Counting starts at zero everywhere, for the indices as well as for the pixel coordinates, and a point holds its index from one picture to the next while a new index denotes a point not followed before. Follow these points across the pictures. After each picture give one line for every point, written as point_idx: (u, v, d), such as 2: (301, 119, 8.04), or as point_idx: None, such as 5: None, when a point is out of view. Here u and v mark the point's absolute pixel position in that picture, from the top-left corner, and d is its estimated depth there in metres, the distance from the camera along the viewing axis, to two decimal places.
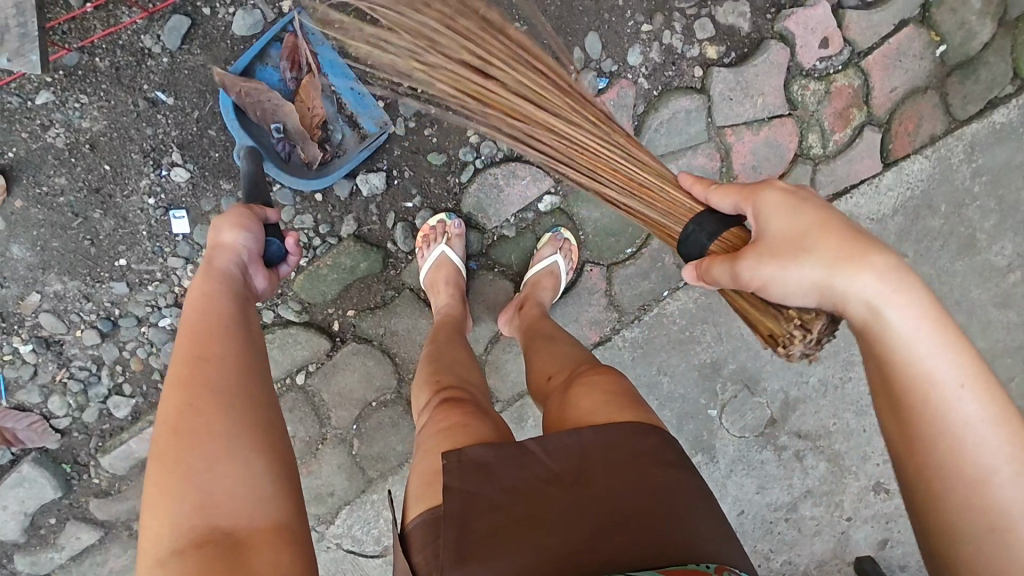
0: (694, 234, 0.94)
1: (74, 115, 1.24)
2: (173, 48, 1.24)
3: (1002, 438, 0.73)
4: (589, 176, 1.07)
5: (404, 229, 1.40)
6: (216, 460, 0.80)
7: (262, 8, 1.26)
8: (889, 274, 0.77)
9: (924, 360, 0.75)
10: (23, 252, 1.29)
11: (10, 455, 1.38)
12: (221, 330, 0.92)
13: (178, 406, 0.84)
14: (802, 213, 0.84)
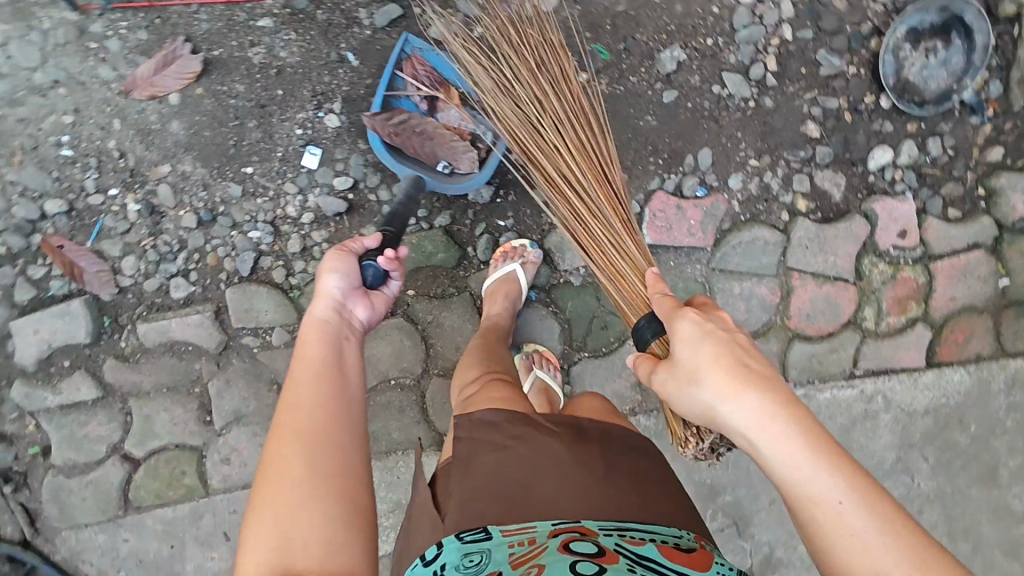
0: (642, 329, 1.07)
1: (279, 44, 1.47)
2: (379, 27, 1.49)
3: (891, 552, 0.73)
4: (582, 236, 1.28)
5: (487, 241, 1.53)
6: (296, 505, 0.91)
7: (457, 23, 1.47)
8: (771, 404, 0.82)
9: (806, 493, 0.78)
10: (177, 130, 1.47)
11: (65, 290, 1.47)
12: (316, 380, 1.05)
13: (273, 454, 0.97)
14: (703, 336, 0.90)
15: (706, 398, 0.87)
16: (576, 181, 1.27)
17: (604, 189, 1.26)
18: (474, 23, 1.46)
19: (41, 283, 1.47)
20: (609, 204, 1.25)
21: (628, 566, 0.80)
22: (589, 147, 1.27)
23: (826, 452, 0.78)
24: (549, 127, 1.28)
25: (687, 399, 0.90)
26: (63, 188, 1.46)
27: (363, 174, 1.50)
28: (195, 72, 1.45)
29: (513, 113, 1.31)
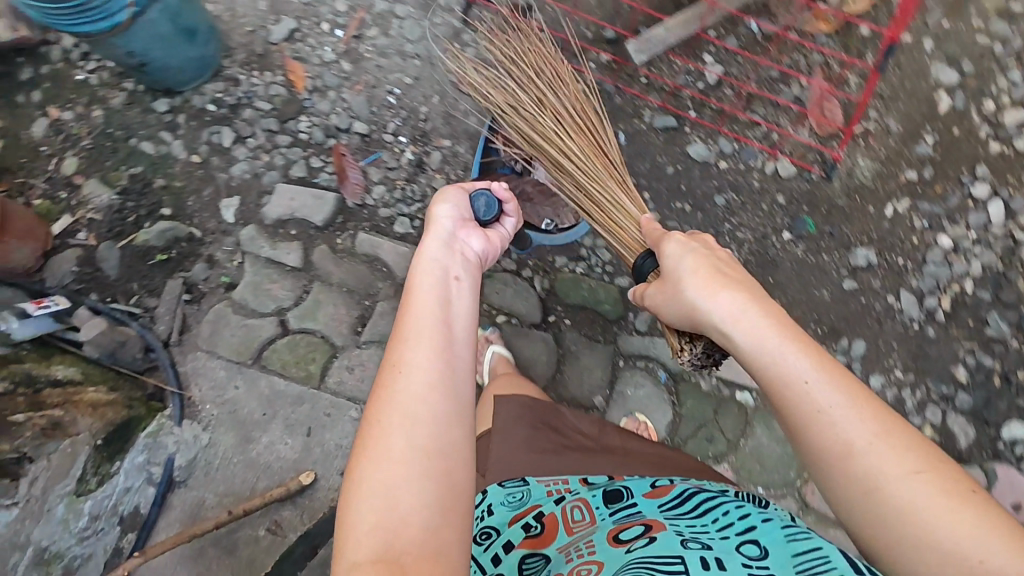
0: (644, 265, 1.28)
1: None
2: (656, 127, 1.79)
3: (862, 419, 0.80)
4: (585, 201, 1.49)
5: (648, 317, 1.72)
6: (398, 480, 0.79)
7: (714, 153, 1.78)
8: (748, 298, 0.97)
9: (775, 368, 0.89)
10: (471, 123, 1.87)
11: (327, 184, 1.82)
12: (424, 328, 0.92)
13: (374, 413, 0.85)
14: (687, 250, 1.09)
15: (689, 294, 1.03)
16: (575, 159, 1.49)
17: (597, 158, 1.48)
18: (723, 160, 1.78)
19: (315, 171, 1.83)
20: (602, 167, 1.47)
21: (676, 531, 0.88)
22: (582, 126, 1.51)
23: (800, 341, 0.89)
24: (548, 116, 1.53)
25: (673, 301, 1.08)
26: (372, 119, 1.87)
27: None
28: None
29: (520, 117, 1.57)
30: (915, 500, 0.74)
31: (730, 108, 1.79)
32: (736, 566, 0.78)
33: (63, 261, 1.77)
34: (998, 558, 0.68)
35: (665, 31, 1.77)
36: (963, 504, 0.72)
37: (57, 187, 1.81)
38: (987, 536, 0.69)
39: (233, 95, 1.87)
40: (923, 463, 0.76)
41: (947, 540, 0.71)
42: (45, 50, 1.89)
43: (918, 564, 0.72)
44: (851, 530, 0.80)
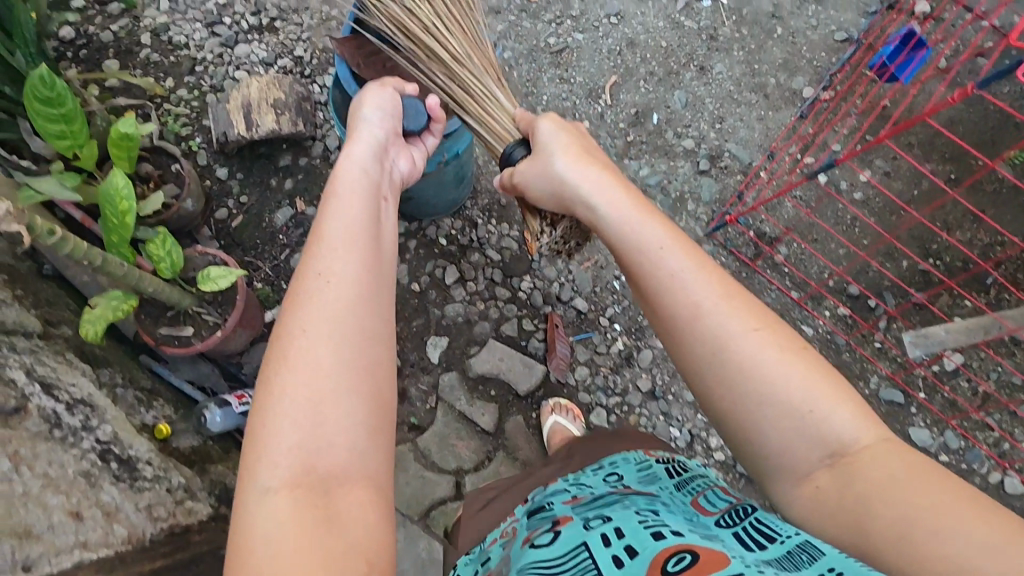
0: (512, 152, 1.21)
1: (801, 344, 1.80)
2: (881, 396, 1.73)
3: (729, 309, 0.86)
4: (451, 87, 1.36)
5: None
6: (322, 397, 0.76)
7: (937, 444, 1.71)
8: (613, 179, 1.04)
9: (632, 238, 0.95)
10: None
11: (536, 351, 1.81)
12: (344, 239, 0.88)
13: (290, 327, 0.80)
14: (562, 133, 1.11)
15: (556, 169, 1.06)
16: (453, 51, 1.35)
17: (478, 59, 1.36)
18: (942, 452, 1.70)
19: (526, 334, 1.83)
20: (483, 67, 1.36)
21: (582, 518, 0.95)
22: (462, 24, 1.37)
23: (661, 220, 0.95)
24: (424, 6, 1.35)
25: (542, 173, 1.10)
26: (592, 298, 1.87)
27: None
28: None
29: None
30: (764, 366, 0.83)
31: (965, 404, 1.72)
32: (632, 528, 0.84)
33: (265, 351, 1.79)
34: (835, 412, 0.80)
35: (944, 333, 1.71)
36: (798, 363, 0.83)
37: (280, 276, 1.87)
38: (826, 395, 0.81)
39: (468, 236, 1.92)
40: (758, 321, 0.85)
41: (796, 396, 0.81)
42: (308, 143, 1.97)
43: (767, 408, 0.82)
44: (712, 402, 0.87)
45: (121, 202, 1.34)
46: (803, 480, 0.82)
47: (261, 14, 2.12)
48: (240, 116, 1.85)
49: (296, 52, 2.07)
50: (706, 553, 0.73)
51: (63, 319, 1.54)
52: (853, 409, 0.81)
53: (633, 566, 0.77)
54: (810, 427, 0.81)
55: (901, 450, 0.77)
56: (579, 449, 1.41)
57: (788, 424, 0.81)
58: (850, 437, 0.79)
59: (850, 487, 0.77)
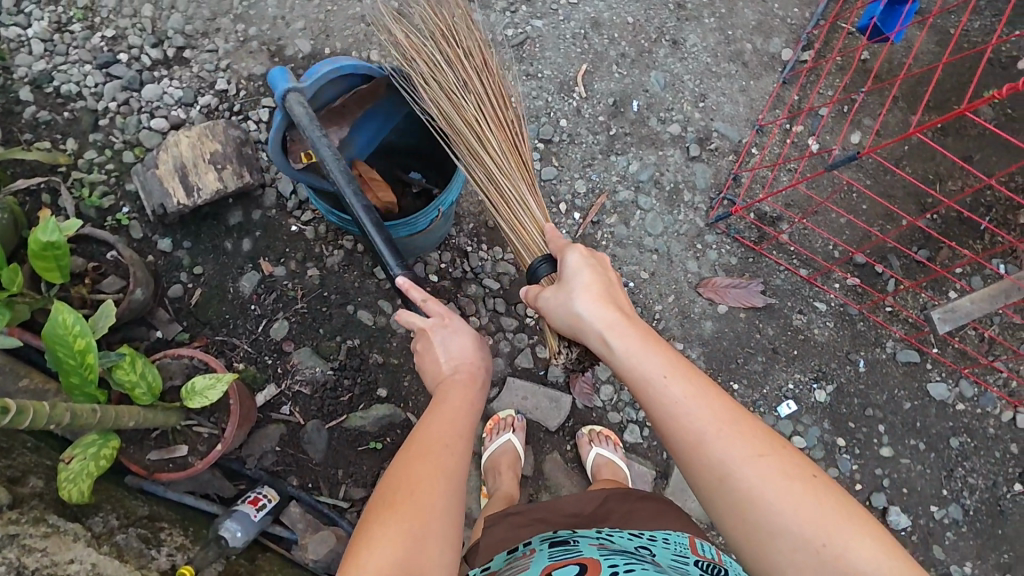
0: (538, 267, 1.23)
1: (816, 321, 1.79)
2: (897, 358, 1.78)
3: (731, 437, 0.83)
4: (491, 193, 1.38)
5: None
6: (428, 533, 0.77)
7: (953, 394, 1.78)
8: (616, 319, 0.99)
9: (639, 380, 0.92)
10: (707, 328, 1.77)
11: (557, 380, 1.72)
12: (459, 411, 0.94)
13: (416, 472, 0.82)
14: (585, 263, 1.09)
15: (576, 305, 1.04)
16: (495, 158, 1.36)
17: (513, 157, 1.36)
18: (958, 401, 1.78)
19: (542, 362, 1.73)
20: (516, 169, 1.35)
21: None
22: (503, 122, 1.36)
23: (664, 353, 0.92)
24: (468, 96, 1.37)
25: (561, 308, 1.07)
26: None
27: (812, 444, 1.75)
28: (751, 304, 1.78)
29: (441, 91, 1.38)
30: (780, 503, 0.79)
31: (974, 352, 1.79)
32: None
33: (265, 438, 1.60)
34: (854, 549, 0.76)
35: (969, 304, 1.70)
36: (815, 497, 0.79)
37: (261, 351, 1.66)
38: (844, 531, 0.77)
39: (460, 268, 1.76)
40: (769, 448, 0.83)
41: (810, 529, 0.78)
42: (258, 193, 1.72)
43: (783, 541, 0.79)
44: (727, 533, 0.84)
45: (76, 339, 1.14)
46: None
47: (164, 43, 1.80)
48: (175, 182, 1.59)
49: (219, 85, 1.78)
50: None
51: (24, 469, 1.28)
52: (873, 545, 0.76)
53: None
54: (830, 564, 0.77)
55: None
56: (627, 501, 1.15)
57: (806, 558, 0.78)
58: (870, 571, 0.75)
59: None
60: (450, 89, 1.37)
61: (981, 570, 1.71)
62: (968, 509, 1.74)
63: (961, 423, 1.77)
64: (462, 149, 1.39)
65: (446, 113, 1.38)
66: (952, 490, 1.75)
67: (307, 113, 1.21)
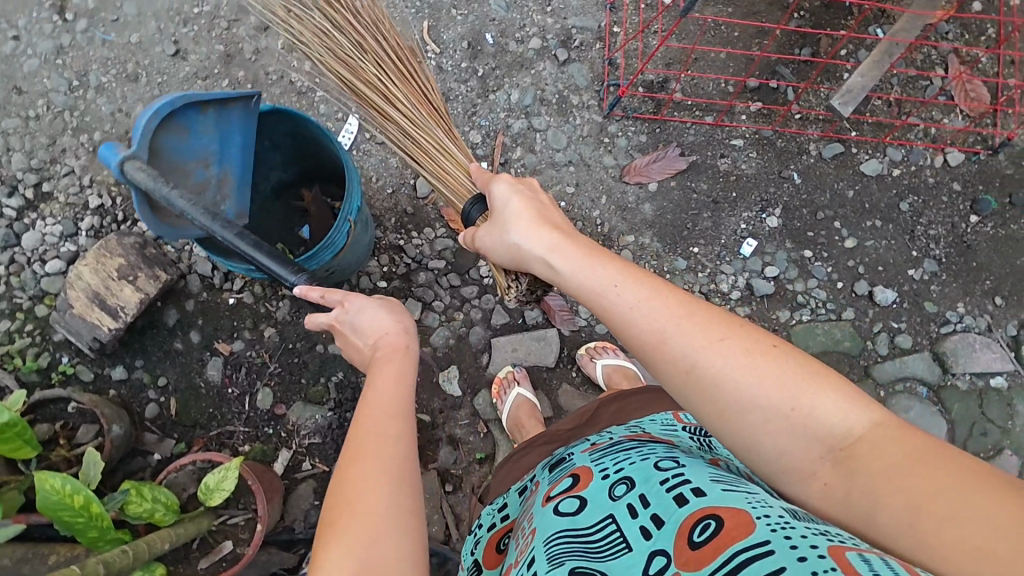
0: (470, 210, 1.25)
1: (740, 159, 1.84)
2: (823, 156, 1.85)
3: (689, 326, 0.80)
4: (410, 147, 1.40)
5: (886, 339, 1.79)
6: (375, 529, 0.76)
7: (886, 164, 1.86)
8: (558, 242, 0.99)
9: (590, 295, 0.91)
10: (647, 210, 1.80)
11: (535, 320, 1.75)
12: (390, 393, 0.92)
13: (357, 474, 0.81)
14: (514, 194, 1.10)
15: (515, 238, 1.04)
16: (407, 112, 1.37)
17: (425, 108, 1.38)
18: (893, 168, 1.86)
19: (515, 311, 1.75)
20: (430, 117, 1.37)
21: (601, 474, 0.83)
22: (408, 75, 1.38)
23: (610, 263, 0.91)
24: (365, 56, 1.36)
25: (502, 244, 1.09)
26: None
27: (785, 267, 1.81)
28: (677, 170, 1.81)
29: (338, 56, 1.37)
30: (744, 377, 0.76)
31: (888, 119, 1.86)
32: (656, 491, 0.74)
33: (301, 499, 1.62)
34: (821, 406, 0.73)
35: (861, 78, 1.83)
36: (777, 365, 0.76)
37: (257, 424, 1.66)
38: (810, 390, 0.74)
39: (402, 263, 1.76)
40: (726, 330, 0.79)
41: (776, 396, 0.74)
42: (181, 284, 1.69)
43: (753, 416, 0.75)
44: (701, 420, 0.81)
45: (74, 497, 1.13)
46: (805, 474, 0.74)
47: (19, 188, 1.73)
48: (97, 311, 1.56)
49: (92, 202, 1.72)
50: (732, 514, 0.64)
51: None
52: (841, 395, 0.73)
53: (663, 537, 0.68)
54: (801, 426, 0.74)
55: (901, 433, 0.69)
56: (617, 400, 1.21)
57: (779, 427, 0.74)
58: (843, 426, 0.72)
59: (856, 482, 0.69)
60: (347, 48, 1.36)
61: (973, 304, 1.82)
62: (941, 259, 1.83)
63: (903, 187, 1.86)
64: (370, 107, 1.40)
65: (349, 70, 1.38)
66: (921, 248, 1.84)
67: (149, 175, 1.10)
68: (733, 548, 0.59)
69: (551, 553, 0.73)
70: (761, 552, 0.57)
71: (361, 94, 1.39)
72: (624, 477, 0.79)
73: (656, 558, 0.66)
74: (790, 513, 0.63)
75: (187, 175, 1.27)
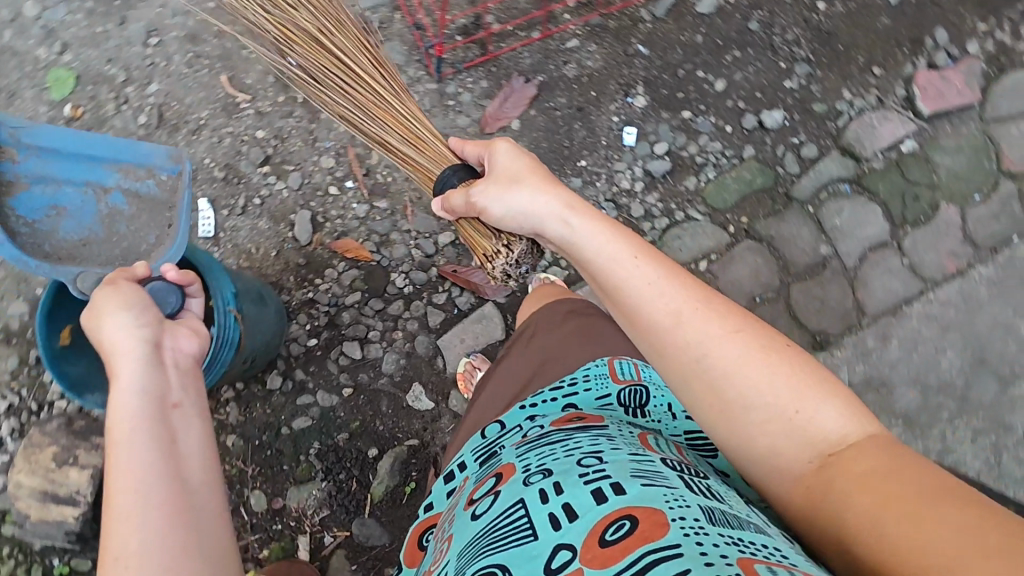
0: (448, 176, 1.22)
1: (584, 56, 1.79)
2: (658, 16, 1.81)
3: (705, 309, 0.85)
4: (370, 122, 1.35)
5: (793, 158, 1.78)
6: (144, 526, 0.80)
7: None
8: (573, 205, 1.01)
9: (602, 271, 0.94)
10: (522, 149, 1.76)
11: (469, 304, 1.73)
12: (134, 392, 0.93)
13: (117, 484, 0.83)
14: (519, 157, 1.08)
15: (519, 200, 1.04)
16: (365, 81, 1.34)
17: (393, 83, 1.35)
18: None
19: (447, 304, 1.72)
20: (398, 91, 1.34)
21: (522, 468, 0.84)
22: (366, 45, 1.35)
23: (628, 235, 0.95)
24: (320, 24, 1.32)
25: (504, 213, 1.08)
26: (444, 223, 1.75)
27: (672, 138, 1.78)
28: (530, 97, 1.76)
29: (292, 24, 1.33)
30: (752, 366, 0.80)
31: None
32: (574, 485, 0.74)
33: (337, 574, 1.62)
34: (822, 410, 0.77)
35: None
36: (784, 365, 0.80)
37: (262, 529, 1.63)
38: (814, 394, 0.78)
39: (321, 314, 1.71)
40: (741, 323, 0.84)
41: (779, 399, 0.78)
42: None
43: (754, 414, 0.79)
44: (698, 412, 0.84)
45: None
46: (791, 481, 0.77)
47: None
48: (54, 508, 1.51)
49: None
50: (646, 515, 0.66)
51: None
52: (843, 409, 0.77)
53: (573, 530, 0.69)
54: (796, 425, 0.77)
55: (890, 449, 0.72)
56: (554, 329, 1.17)
57: (777, 428, 0.78)
58: (838, 432, 0.76)
59: (834, 488, 0.72)
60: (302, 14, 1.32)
61: (857, 85, 1.81)
62: (809, 58, 1.82)
63: (744, 9, 1.83)
64: (325, 76, 1.35)
65: (298, 41, 1.34)
66: (786, 57, 1.82)
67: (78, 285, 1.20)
68: (645, 548, 0.62)
69: (464, 561, 0.74)
70: (671, 556, 0.59)
71: (314, 66, 1.35)
72: (542, 468, 0.80)
73: (561, 551, 0.67)
74: (705, 516, 0.66)
75: (115, 208, 1.41)
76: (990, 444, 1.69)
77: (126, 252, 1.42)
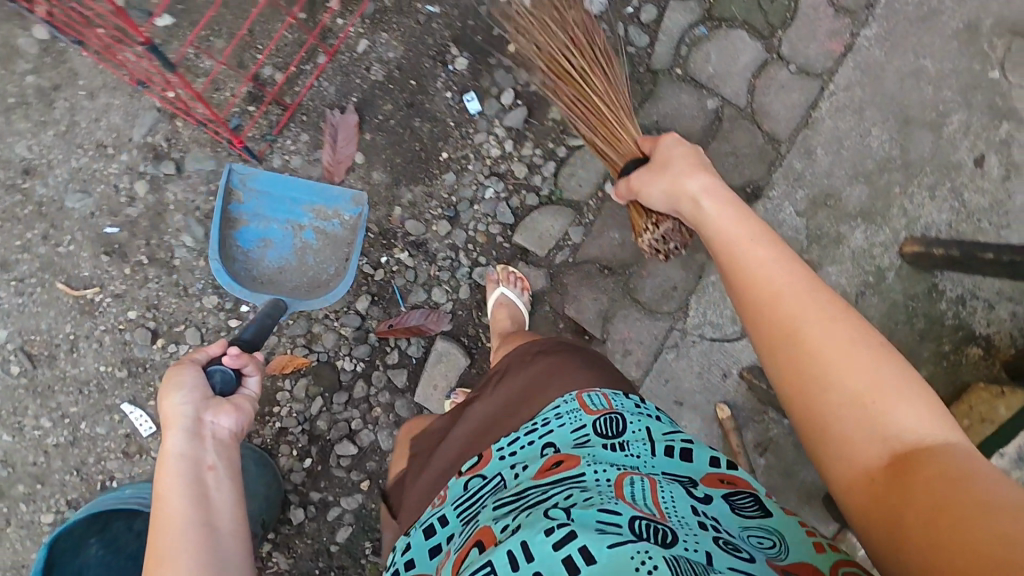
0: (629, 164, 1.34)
1: (382, 50, 1.64)
2: None
3: (817, 288, 0.83)
4: (605, 116, 1.41)
5: (635, 31, 1.67)
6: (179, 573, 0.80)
7: None
8: (716, 188, 1.08)
9: (726, 243, 0.96)
10: (381, 176, 1.64)
11: (422, 348, 1.67)
12: (181, 453, 0.93)
13: (162, 530, 0.84)
14: (682, 146, 1.22)
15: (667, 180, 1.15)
16: (586, 88, 1.43)
17: (608, 90, 1.42)
18: None
19: (403, 359, 1.67)
20: (614, 95, 1.42)
21: (501, 530, 0.77)
22: (594, 57, 1.44)
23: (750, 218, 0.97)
24: (569, 40, 1.44)
25: (658, 188, 1.19)
26: (355, 289, 1.67)
27: (513, 80, 1.64)
28: (356, 126, 1.63)
29: (542, 35, 1.45)
30: (846, 344, 0.77)
31: None
32: (542, 546, 0.68)
33: None
34: (899, 407, 0.72)
35: None
36: (882, 357, 0.75)
37: None
38: (900, 389, 0.73)
39: (298, 436, 1.68)
40: (847, 309, 0.80)
41: (862, 388, 0.74)
42: None
43: (837, 397, 0.75)
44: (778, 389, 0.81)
45: None
46: (850, 476, 0.73)
47: None
48: None
49: None
50: None
51: None
52: (928, 410, 0.72)
53: None
54: (872, 415, 0.72)
55: (970, 460, 0.67)
56: (529, 368, 1.12)
57: (850, 415, 0.74)
58: (911, 432, 0.71)
59: (896, 490, 0.67)
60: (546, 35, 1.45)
61: None
62: None
63: None
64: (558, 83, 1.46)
65: (541, 60, 1.47)
66: None
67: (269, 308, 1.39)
68: None
69: None
70: None
71: (557, 79, 1.45)
72: (516, 527, 0.74)
73: None
74: None
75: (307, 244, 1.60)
76: (948, 191, 1.64)
77: (312, 282, 1.59)
